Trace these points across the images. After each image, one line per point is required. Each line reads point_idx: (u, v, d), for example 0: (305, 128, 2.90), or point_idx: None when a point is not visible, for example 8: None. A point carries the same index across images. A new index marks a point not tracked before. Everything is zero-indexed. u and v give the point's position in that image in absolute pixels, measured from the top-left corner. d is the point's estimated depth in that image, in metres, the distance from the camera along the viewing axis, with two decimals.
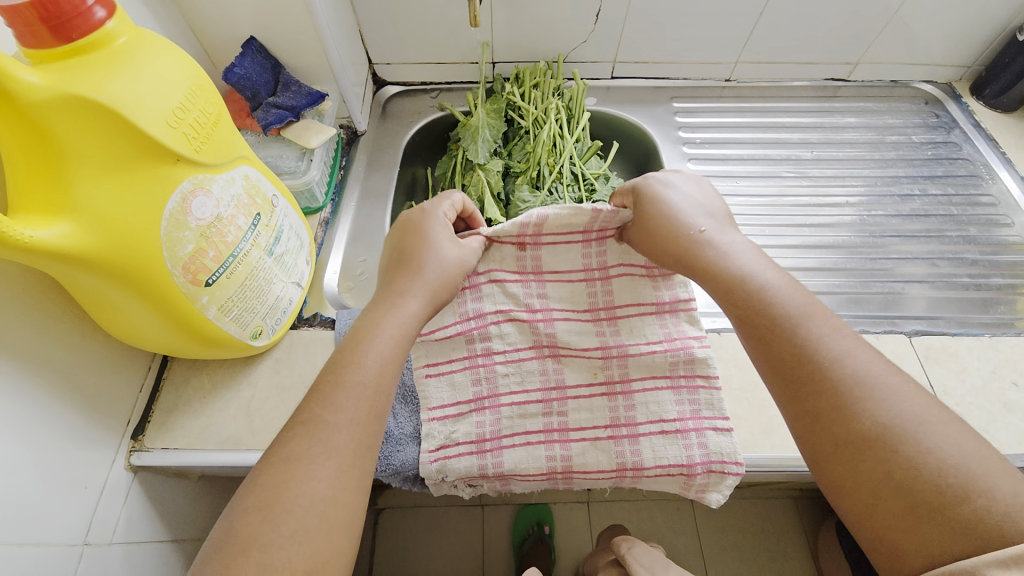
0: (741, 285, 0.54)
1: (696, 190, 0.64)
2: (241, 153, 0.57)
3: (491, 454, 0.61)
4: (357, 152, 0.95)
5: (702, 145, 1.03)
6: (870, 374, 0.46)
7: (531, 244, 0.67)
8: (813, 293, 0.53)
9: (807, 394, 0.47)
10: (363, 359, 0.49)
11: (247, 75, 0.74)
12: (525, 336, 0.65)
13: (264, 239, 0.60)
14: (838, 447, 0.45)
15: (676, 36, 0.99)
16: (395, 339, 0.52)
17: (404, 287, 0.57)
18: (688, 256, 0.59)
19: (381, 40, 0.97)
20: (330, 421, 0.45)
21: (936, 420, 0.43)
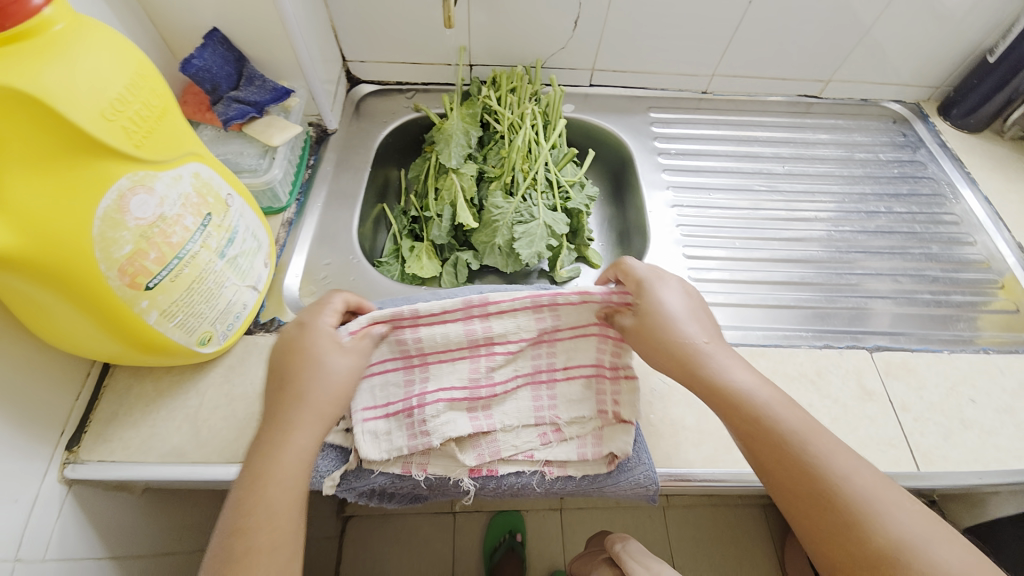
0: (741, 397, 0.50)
1: (673, 300, 0.56)
2: (190, 150, 0.53)
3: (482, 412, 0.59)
4: (325, 151, 0.92)
5: (677, 155, 1.03)
6: (871, 492, 0.45)
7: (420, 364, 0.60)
8: (794, 400, 0.51)
9: (820, 515, 0.45)
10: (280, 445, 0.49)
11: (206, 66, 0.70)
12: (459, 334, 0.59)
13: (215, 240, 0.57)
14: (850, 537, 0.44)
15: (655, 46, 0.99)
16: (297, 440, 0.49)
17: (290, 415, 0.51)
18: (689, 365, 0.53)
19: (354, 36, 0.94)
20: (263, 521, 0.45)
21: (929, 530, 0.44)
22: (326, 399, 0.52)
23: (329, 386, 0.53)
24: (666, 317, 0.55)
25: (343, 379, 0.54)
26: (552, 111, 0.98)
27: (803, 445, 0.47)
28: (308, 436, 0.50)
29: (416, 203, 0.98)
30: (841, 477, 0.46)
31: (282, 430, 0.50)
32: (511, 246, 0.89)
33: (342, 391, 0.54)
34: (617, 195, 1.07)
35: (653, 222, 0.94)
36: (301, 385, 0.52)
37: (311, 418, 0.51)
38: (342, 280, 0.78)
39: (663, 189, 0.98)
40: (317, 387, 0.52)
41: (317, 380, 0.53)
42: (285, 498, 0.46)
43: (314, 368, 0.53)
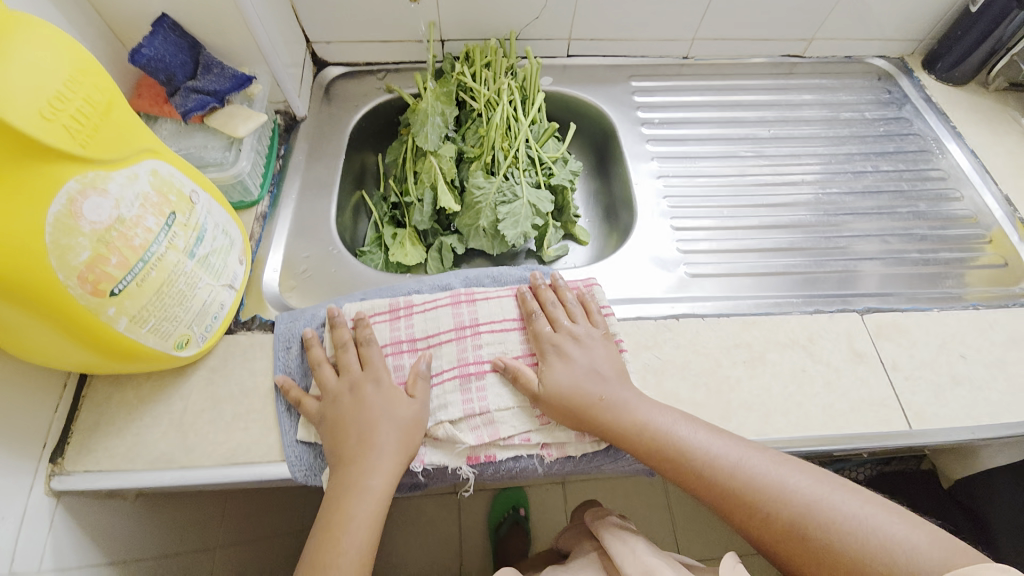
0: (640, 436, 0.58)
1: (570, 348, 0.62)
2: (144, 146, 0.50)
3: (475, 390, 0.61)
4: (297, 140, 0.89)
5: (661, 125, 1.01)
6: (766, 475, 0.56)
7: (410, 347, 0.64)
8: (686, 415, 0.60)
9: (733, 509, 0.57)
10: (360, 479, 0.55)
11: (158, 56, 0.66)
12: (446, 320, 0.64)
13: (182, 240, 0.54)
14: (761, 516, 0.55)
15: (632, 11, 0.96)
16: (380, 479, 0.55)
17: (351, 455, 0.56)
18: (590, 420, 0.59)
19: (317, 16, 0.89)
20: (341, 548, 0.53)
21: (828, 492, 0.55)
22: (397, 449, 0.57)
23: (397, 436, 0.57)
24: (570, 376, 0.60)
25: (409, 428, 0.58)
26: (530, 85, 0.95)
27: (709, 456, 0.57)
28: (384, 482, 0.55)
29: (395, 189, 0.95)
30: (737, 471, 0.56)
31: (360, 478, 0.55)
32: (496, 227, 0.87)
33: (411, 439, 0.58)
34: (602, 169, 1.04)
35: (639, 194, 0.92)
36: (371, 437, 0.57)
37: (384, 467, 0.56)
38: (322, 273, 0.76)
39: (648, 160, 0.96)
40: (386, 439, 0.57)
41: (385, 432, 0.57)
42: (361, 537, 0.54)
43: (381, 421, 0.57)
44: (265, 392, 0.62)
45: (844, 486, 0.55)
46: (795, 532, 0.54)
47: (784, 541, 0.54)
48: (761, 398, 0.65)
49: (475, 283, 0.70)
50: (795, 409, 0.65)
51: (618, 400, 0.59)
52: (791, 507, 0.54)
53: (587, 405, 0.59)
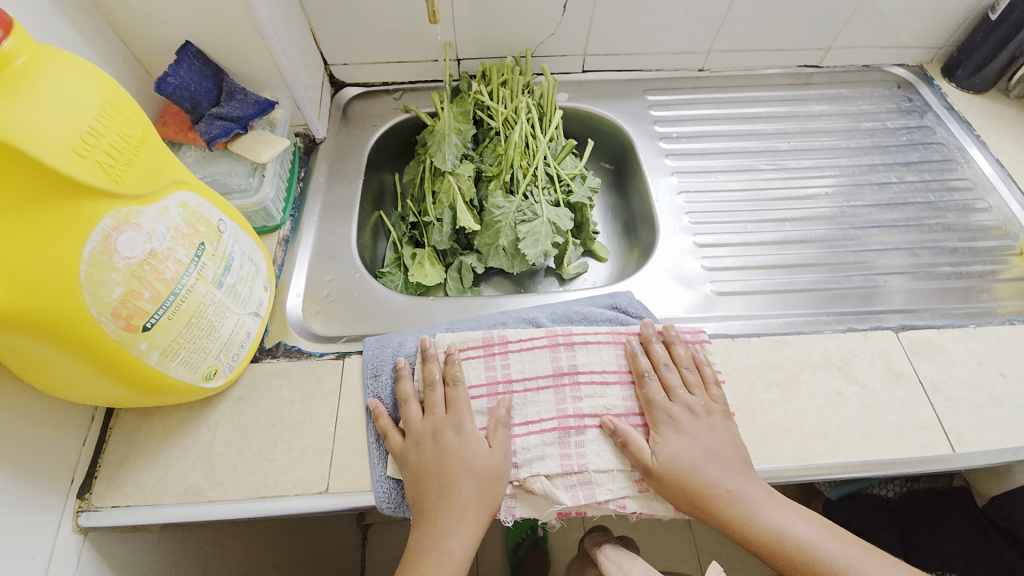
0: (753, 525, 0.57)
1: (692, 427, 0.60)
2: (173, 178, 0.50)
3: (574, 445, 0.61)
4: (316, 162, 0.89)
5: (679, 139, 1.00)
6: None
7: (505, 391, 0.63)
8: (802, 510, 0.59)
9: None
10: (445, 543, 0.56)
11: (183, 84, 0.66)
12: (547, 364, 0.64)
13: (210, 271, 0.54)
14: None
15: (648, 26, 0.96)
16: (458, 541, 0.56)
17: (435, 508, 0.57)
18: (709, 508, 0.57)
19: (335, 39, 0.90)
20: None
21: None
22: (476, 505, 0.57)
23: (476, 493, 0.57)
24: (687, 454, 0.59)
25: (488, 484, 0.58)
26: (547, 103, 0.94)
27: (801, 543, 0.57)
28: (458, 538, 0.56)
29: (413, 209, 0.95)
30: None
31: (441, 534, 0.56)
32: (516, 246, 0.86)
33: (487, 495, 0.57)
34: (620, 186, 1.04)
35: (660, 210, 0.91)
36: (451, 494, 0.57)
37: (464, 525, 0.56)
38: (345, 297, 0.76)
39: (667, 175, 0.95)
40: (466, 497, 0.57)
41: (464, 490, 0.57)
42: None
43: (462, 477, 0.57)
44: (292, 422, 0.61)
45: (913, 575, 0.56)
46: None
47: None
48: (797, 421, 0.64)
49: (564, 320, 0.70)
50: (832, 432, 0.63)
51: (739, 492, 0.57)
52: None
53: (704, 488, 0.58)
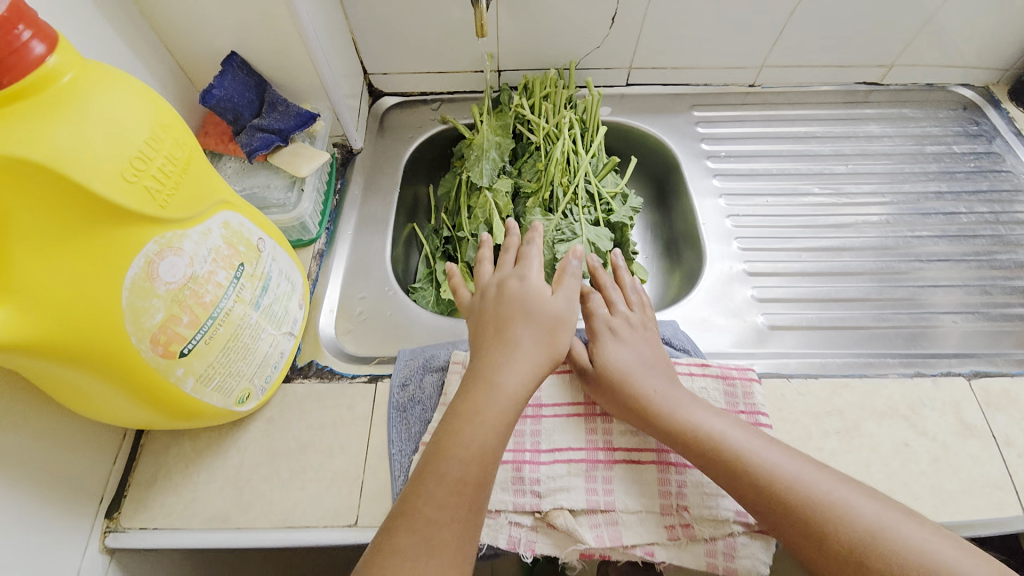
0: (699, 437, 0.54)
1: (628, 334, 0.64)
2: (216, 198, 0.49)
3: (601, 480, 0.57)
4: (352, 174, 0.87)
5: (728, 158, 0.95)
6: (876, 522, 0.47)
7: (532, 415, 0.61)
8: (776, 439, 0.55)
9: (808, 550, 0.48)
10: (499, 378, 0.50)
11: (227, 96, 0.66)
12: (577, 391, 0.63)
13: (248, 292, 0.52)
14: (801, 523, 0.48)
15: (698, 40, 0.91)
16: (511, 398, 0.49)
17: (491, 352, 0.52)
18: (646, 412, 0.57)
19: (376, 48, 0.88)
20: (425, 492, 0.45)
21: (961, 557, 0.45)
22: (533, 374, 0.51)
23: (537, 354, 0.52)
24: (628, 361, 0.61)
25: (550, 350, 0.53)
26: (590, 118, 0.91)
27: (742, 450, 0.52)
28: (509, 401, 0.49)
29: (447, 223, 0.92)
30: (835, 506, 0.48)
31: (506, 324, 0.53)
32: (553, 265, 0.83)
33: (546, 363, 0.52)
34: (661, 205, 0.99)
35: (708, 234, 0.86)
36: (509, 346, 0.52)
37: (519, 391, 0.50)
38: (378, 315, 0.74)
39: (715, 198, 0.91)
40: (525, 351, 0.51)
41: (524, 352, 0.51)
42: (460, 472, 0.45)
43: (525, 336, 0.52)
44: (323, 448, 0.60)
45: (881, 501, 0.49)
46: (842, 551, 0.46)
47: (819, 547, 0.47)
48: (859, 475, 0.59)
49: None
50: (897, 490, 0.58)
51: (673, 394, 0.58)
52: (825, 505, 0.48)
53: (646, 394, 0.58)
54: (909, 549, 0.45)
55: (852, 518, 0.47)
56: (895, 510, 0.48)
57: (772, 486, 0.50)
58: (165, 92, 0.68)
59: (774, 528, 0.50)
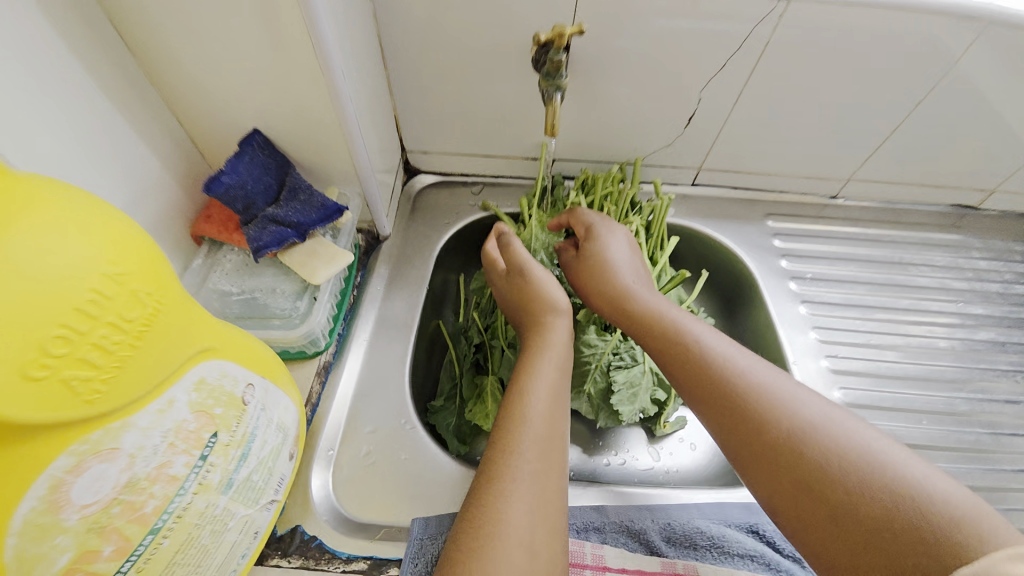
0: (694, 354, 0.50)
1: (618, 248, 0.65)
2: (188, 352, 0.35)
3: None
4: (376, 264, 0.74)
5: (816, 282, 0.80)
6: (852, 443, 0.41)
7: None
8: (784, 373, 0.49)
9: (775, 460, 0.43)
10: (537, 388, 0.52)
11: (239, 182, 0.54)
12: None
13: (219, 471, 0.38)
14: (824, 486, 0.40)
15: (786, 149, 0.80)
16: (554, 404, 0.51)
17: (534, 347, 0.57)
18: (637, 329, 0.56)
19: (418, 125, 0.78)
20: (502, 501, 0.44)
21: (927, 469, 0.39)
22: (550, 421, 0.50)
23: (549, 400, 0.52)
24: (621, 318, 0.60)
25: (558, 391, 0.53)
26: (656, 224, 0.78)
27: (747, 374, 0.48)
28: (538, 461, 0.47)
29: (480, 325, 0.77)
30: (816, 447, 0.41)
31: (525, 381, 0.53)
32: (609, 396, 0.69)
33: (558, 408, 0.52)
34: (728, 325, 0.83)
35: (801, 377, 0.71)
36: (527, 399, 0.51)
37: (541, 444, 0.48)
38: (386, 460, 0.58)
39: (807, 331, 0.75)
40: (539, 400, 0.51)
41: (537, 401, 0.51)
42: (536, 485, 0.45)
43: (537, 384, 0.52)
44: None
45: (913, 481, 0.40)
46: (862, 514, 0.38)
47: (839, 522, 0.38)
48: None
49: (686, 541, 0.53)
50: None
51: (660, 309, 0.56)
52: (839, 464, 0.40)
53: (644, 311, 0.56)
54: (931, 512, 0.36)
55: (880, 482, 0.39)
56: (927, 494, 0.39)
57: (755, 414, 0.45)
58: (166, 168, 0.57)
59: (745, 463, 0.45)
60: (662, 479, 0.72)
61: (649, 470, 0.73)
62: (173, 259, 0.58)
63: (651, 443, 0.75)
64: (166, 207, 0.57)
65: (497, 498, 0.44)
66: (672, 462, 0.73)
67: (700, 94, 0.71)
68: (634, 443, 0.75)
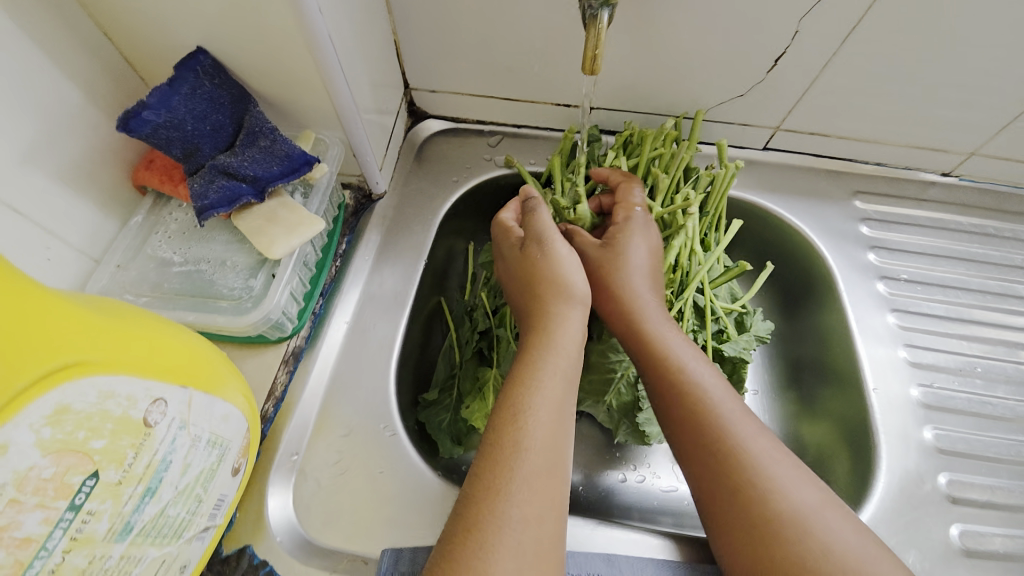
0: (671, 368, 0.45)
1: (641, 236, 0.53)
2: (26, 381, 0.26)
3: None
4: (366, 228, 0.62)
5: (910, 285, 0.64)
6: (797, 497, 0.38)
7: None
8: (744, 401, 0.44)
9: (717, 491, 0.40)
10: (548, 375, 0.40)
11: (171, 122, 0.42)
12: None
13: (107, 518, 0.30)
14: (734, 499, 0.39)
15: (899, 109, 0.61)
16: (563, 398, 0.39)
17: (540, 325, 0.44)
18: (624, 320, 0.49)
19: (424, 56, 0.62)
20: (498, 519, 0.33)
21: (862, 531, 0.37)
22: (555, 453, 0.37)
23: (553, 424, 0.38)
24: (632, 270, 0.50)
25: (565, 409, 0.39)
26: (714, 200, 0.62)
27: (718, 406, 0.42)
28: (534, 514, 0.34)
29: (486, 307, 0.62)
30: (765, 493, 0.38)
31: (525, 394, 0.38)
32: (633, 412, 0.57)
33: (563, 433, 0.38)
34: (788, 326, 0.68)
35: (881, 409, 0.57)
36: (525, 422, 0.37)
37: (541, 486, 0.35)
38: (358, 471, 0.49)
39: (895, 348, 0.60)
40: (540, 424, 0.37)
41: (538, 425, 0.37)
42: (535, 500, 0.34)
43: (540, 401, 0.38)
44: None
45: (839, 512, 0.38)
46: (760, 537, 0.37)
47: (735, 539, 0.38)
48: None
49: None
50: None
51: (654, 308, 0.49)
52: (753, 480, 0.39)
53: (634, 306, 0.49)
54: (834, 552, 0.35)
55: (794, 510, 0.37)
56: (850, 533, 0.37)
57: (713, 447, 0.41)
58: (93, 98, 0.45)
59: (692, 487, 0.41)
60: (687, 507, 0.61)
61: (671, 492, 0.62)
62: (108, 214, 0.47)
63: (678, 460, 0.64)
64: (95, 150, 0.45)
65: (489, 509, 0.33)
66: None
67: (799, 26, 0.53)
68: (660, 462, 0.64)
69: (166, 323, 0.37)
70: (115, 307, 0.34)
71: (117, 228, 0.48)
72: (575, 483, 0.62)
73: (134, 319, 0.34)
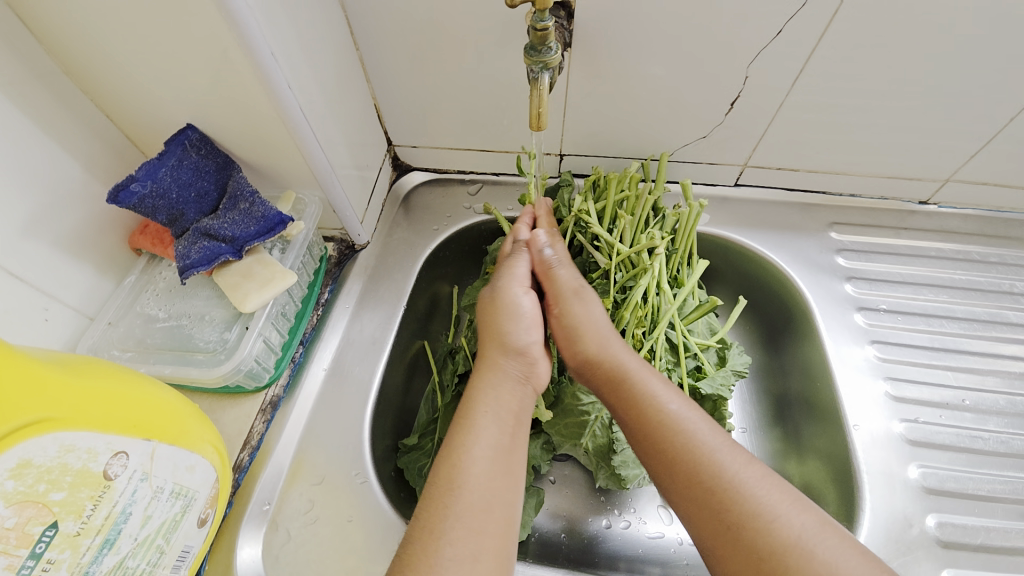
0: (653, 404, 0.44)
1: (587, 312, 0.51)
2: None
3: None
4: (349, 278, 0.65)
5: (891, 315, 0.64)
6: (793, 533, 0.35)
7: None
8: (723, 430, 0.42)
9: (714, 526, 0.37)
10: (482, 415, 0.42)
11: (154, 193, 0.46)
12: None
13: (65, 568, 0.32)
14: (721, 527, 0.37)
15: (861, 144, 0.62)
16: (502, 437, 0.41)
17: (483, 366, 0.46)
18: (591, 369, 0.49)
19: (403, 117, 0.67)
20: (434, 555, 0.34)
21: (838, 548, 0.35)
22: (491, 494, 0.38)
23: (489, 464, 0.39)
24: (597, 318, 0.51)
25: (503, 450, 0.40)
26: (682, 238, 0.63)
27: (699, 438, 0.41)
28: (466, 552, 0.34)
29: (467, 351, 0.61)
30: (754, 524, 0.36)
31: (464, 435, 0.40)
32: (609, 455, 0.56)
33: (501, 474, 0.39)
34: (770, 361, 0.68)
35: (863, 447, 0.55)
36: (460, 460, 0.39)
37: (474, 525, 0.36)
38: (329, 519, 0.50)
39: (875, 381, 0.59)
40: (477, 462, 0.39)
41: (474, 465, 0.38)
42: (468, 528, 0.35)
43: (475, 441, 0.40)
44: None
45: (829, 526, 0.36)
46: (755, 566, 0.35)
47: (728, 566, 0.36)
48: None
49: None
50: None
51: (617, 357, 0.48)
52: (740, 506, 0.37)
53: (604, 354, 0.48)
54: (833, 572, 0.33)
55: (786, 533, 0.35)
56: (850, 549, 0.35)
57: (698, 475, 0.39)
58: (95, 171, 0.50)
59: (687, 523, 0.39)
60: (674, 555, 0.58)
61: (659, 539, 0.60)
62: (104, 274, 0.51)
63: (665, 504, 0.62)
64: (94, 218, 0.50)
65: (428, 539, 0.35)
66: (689, 532, 0.60)
67: (747, 71, 0.55)
68: (647, 507, 0.62)
69: (137, 377, 0.39)
70: (80, 364, 0.36)
71: (112, 288, 0.52)
72: (559, 529, 0.61)
73: (98, 374, 0.36)
